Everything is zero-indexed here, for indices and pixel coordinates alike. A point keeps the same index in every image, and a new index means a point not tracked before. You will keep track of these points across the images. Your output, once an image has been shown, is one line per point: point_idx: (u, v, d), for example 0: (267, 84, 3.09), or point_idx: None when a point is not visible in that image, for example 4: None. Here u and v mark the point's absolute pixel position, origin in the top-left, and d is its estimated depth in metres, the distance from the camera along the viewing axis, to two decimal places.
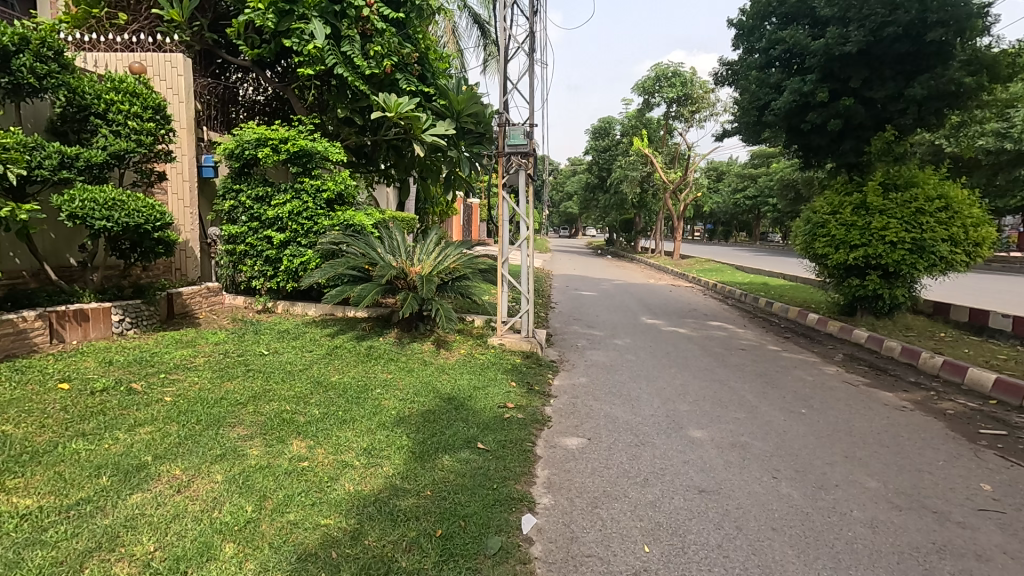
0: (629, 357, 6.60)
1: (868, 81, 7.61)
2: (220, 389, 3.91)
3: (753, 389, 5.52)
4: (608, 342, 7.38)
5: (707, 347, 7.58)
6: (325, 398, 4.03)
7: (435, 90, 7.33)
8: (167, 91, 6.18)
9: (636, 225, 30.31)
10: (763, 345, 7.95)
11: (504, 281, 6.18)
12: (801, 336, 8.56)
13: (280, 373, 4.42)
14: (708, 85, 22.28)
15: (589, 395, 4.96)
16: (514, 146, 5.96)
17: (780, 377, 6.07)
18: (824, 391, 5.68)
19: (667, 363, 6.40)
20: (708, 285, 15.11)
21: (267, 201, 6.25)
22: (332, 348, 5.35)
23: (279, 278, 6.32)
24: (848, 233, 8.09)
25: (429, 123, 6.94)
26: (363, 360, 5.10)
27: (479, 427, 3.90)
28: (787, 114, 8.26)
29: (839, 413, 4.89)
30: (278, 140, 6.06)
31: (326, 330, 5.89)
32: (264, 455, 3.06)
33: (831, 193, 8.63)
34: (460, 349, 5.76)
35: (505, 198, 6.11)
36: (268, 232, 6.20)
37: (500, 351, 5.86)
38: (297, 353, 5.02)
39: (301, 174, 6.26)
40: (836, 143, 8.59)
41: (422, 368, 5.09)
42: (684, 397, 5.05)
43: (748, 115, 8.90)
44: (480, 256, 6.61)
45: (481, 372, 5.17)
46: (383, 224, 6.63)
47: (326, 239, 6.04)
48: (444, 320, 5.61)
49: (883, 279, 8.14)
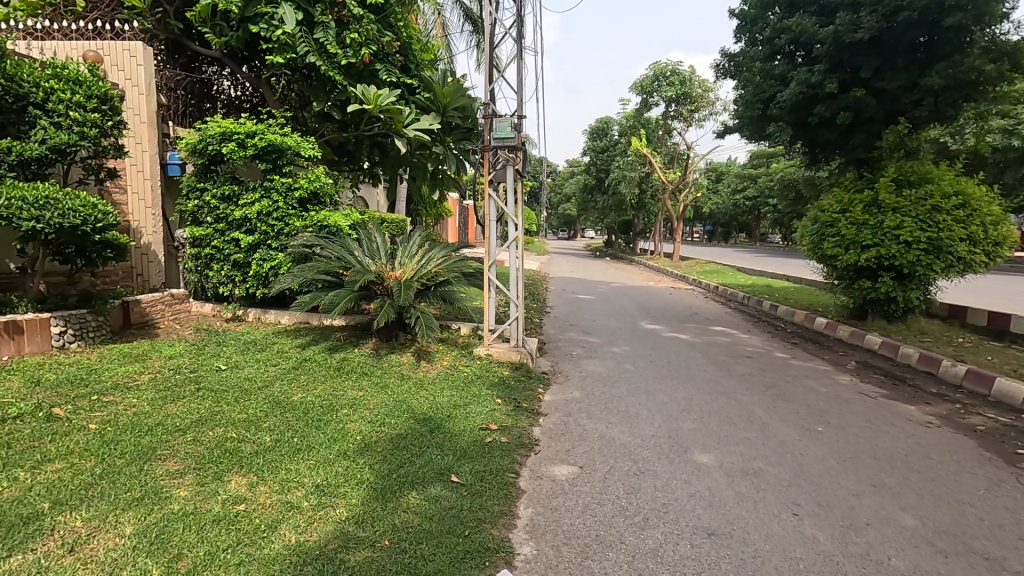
0: (628, 366, 6.12)
1: (880, 71, 7.16)
2: (161, 413, 3.43)
3: (763, 403, 5.04)
4: (605, 351, 6.90)
5: (711, 355, 7.10)
6: (282, 421, 3.56)
7: (419, 82, 6.87)
8: (126, 82, 5.72)
9: (635, 226, 29.82)
10: (770, 352, 7.47)
11: (492, 286, 5.70)
12: (810, 342, 8.09)
13: (235, 391, 3.94)
14: (707, 84, 21.87)
15: (583, 413, 4.48)
16: (502, 140, 5.42)
17: (791, 389, 5.59)
18: (840, 404, 5.20)
19: (668, 373, 5.92)
20: (709, 287, 14.65)
21: (234, 201, 5.77)
22: (301, 361, 4.86)
23: (248, 284, 5.84)
24: (860, 232, 7.63)
25: (412, 117, 6.49)
26: (333, 375, 4.62)
27: (456, 455, 3.42)
28: (793, 107, 7.81)
29: (860, 431, 4.42)
30: (246, 134, 5.58)
31: (298, 341, 5.40)
32: (191, 498, 2.57)
33: (840, 190, 8.17)
34: (442, 361, 5.28)
35: (492, 196, 5.62)
36: (235, 234, 5.70)
37: (486, 362, 5.37)
38: (260, 367, 4.54)
39: (271, 171, 5.79)
40: (845, 138, 8.13)
41: (398, 384, 4.61)
42: (688, 414, 4.57)
43: (752, 109, 8.45)
44: (466, 259, 6.14)
45: (464, 388, 4.69)
46: (361, 225, 6.17)
47: (297, 241, 5.57)
48: (424, 329, 5.16)
49: (896, 281, 7.68)
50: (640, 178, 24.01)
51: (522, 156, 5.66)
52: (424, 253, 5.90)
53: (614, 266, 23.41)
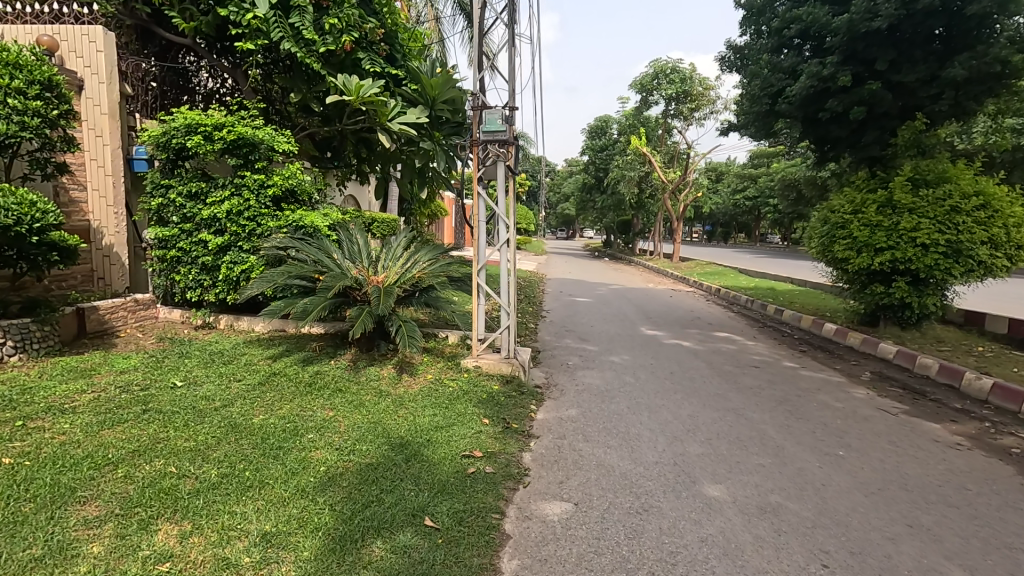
0: (628, 378, 5.69)
1: (896, 63, 6.75)
2: (94, 442, 2.99)
3: (775, 421, 4.62)
4: (604, 360, 6.47)
5: (717, 364, 6.67)
6: (235, 449, 3.12)
7: (406, 73, 6.47)
8: (84, 69, 5.27)
9: (634, 227, 29.41)
10: (779, 361, 7.05)
11: (481, 292, 5.26)
12: (819, 350, 7.67)
13: (187, 413, 3.49)
14: (708, 82, 21.42)
15: (579, 435, 4.05)
16: (492, 133, 5.01)
17: (804, 404, 5.17)
18: (859, 422, 4.78)
19: (672, 386, 5.49)
20: (710, 289, 14.24)
21: (202, 199, 5.32)
22: (270, 375, 4.43)
23: (217, 289, 5.40)
24: (873, 234, 7.22)
25: (397, 110, 6.09)
26: (303, 391, 4.18)
27: (433, 490, 2.99)
28: (803, 101, 7.39)
29: (885, 456, 3.99)
30: (213, 127, 5.13)
31: (269, 352, 4.97)
32: (106, 556, 2.14)
33: (851, 190, 7.74)
34: (426, 374, 4.84)
35: (481, 195, 5.17)
36: (203, 235, 5.25)
37: (474, 375, 4.94)
38: (221, 383, 4.11)
39: (242, 167, 5.33)
40: (857, 135, 7.71)
41: (375, 401, 4.18)
42: (695, 436, 4.14)
43: (760, 104, 7.99)
44: (454, 263, 5.72)
45: (447, 406, 4.25)
46: (341, 226, 5.75)
47: (269, 243, 5.13)
48: (405, 340, 4.73)
49: (911, 286, 7.27)
50: (639, 177, 23.59)
51: (514, 151, 5.20)
52: (409, 256, 5.49)
53: (612, 266, 22.99)
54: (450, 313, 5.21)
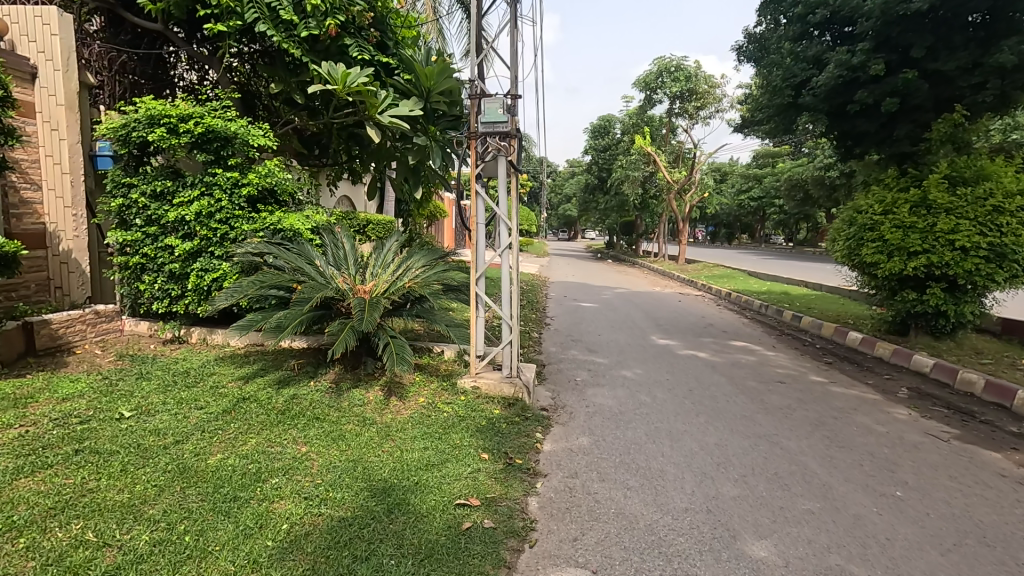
0: (644, 398, 5.12)
1: (932, 50, 6.20)
2: (1, 499, 2.43)
3: (815, 451, 4.05)
4: (615, 375, 5.90)
5: (739, 379, 6.10)
6: (179, 503, 2.57)
7: (398, 62, 5.92)
8: (37, 55, 4.74)
9: (638, 228, 28.85)
10: (804, 375, 6.48)
11: (479, 301, 4.68)
12: (847, 362, 7.09)
13: (128, 454, 2.94)
14: (714, 80, 20.69)
15: (592, 472, 3.49)
16: (492, 124, 4.43)
17: (843, 428, 4.61)
18: (909, 450, 4.21)
19: (693, 408, 4.92)
20: (720, 292, 13.67)
21: (168, 199, 4.76)
22: (238, 400, 3.87)
23: (187, 300, 4.85)
24: (905, 237, 6.65)
25: (388, 102, 5.54)
26: (274, 420, 3.62)
27: (418, 556, 2.42)
28: (829, 93, 6.83)
29: (950, 497, 3.43)
30: (179, 118, 4.57)
31: (241, 372, 4.40)
32: None
33: (880, 188, 7.17)
34: (418, 398, 4.29)
35: (479, 194, 4.60)
36: (170, 240, 4.69)
37: (473, 399, 4.38)
38: (179, 412, 3.55)
39: (213, 164, 4.77)
40: (887, 130, 7.15)
41: (357, 432, 3.63)
42: (726, 473, 3.58)
43: (781, 96, 7.38)
44: (450, 270, 5.16)
45: (440, 437, 3.70)
46: (325, 230, 5.21)
47: (243, 249, 4.59)
48: (394, 360, 4.19)
49: (947, 293, 6.71)
50: (643, 177, 23.02)
51: (516, 145, 4.64)
52: (400, 263, 5.00)
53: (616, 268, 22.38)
54: (445, 326, 4.65)
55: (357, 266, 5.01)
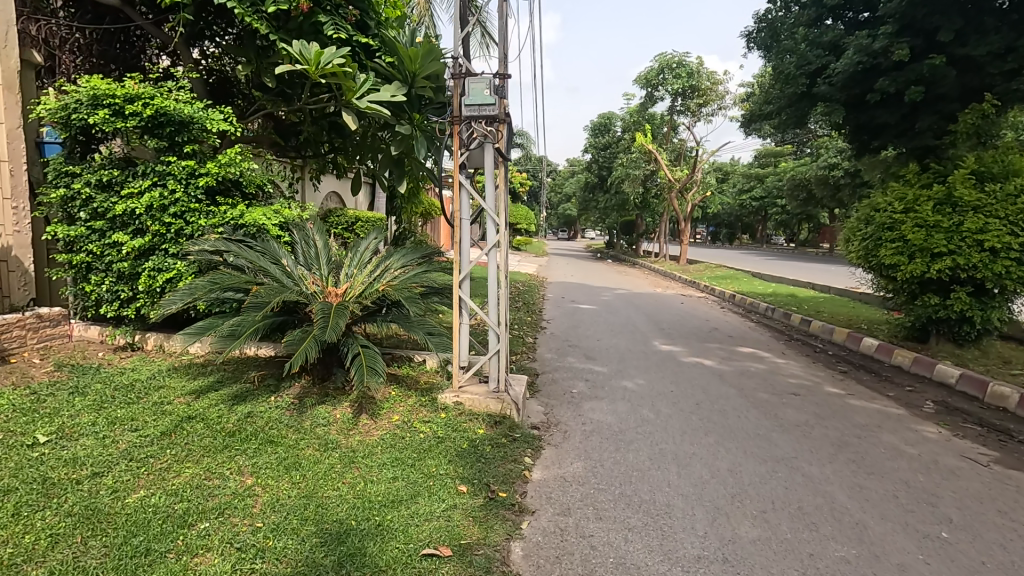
0: (646, 414, 4.62)
1: (961, 34, 5.70)
2: None
3: (842, 479, 3.56)
4: (615, 386, 5.40)
5: (749, 391, 5.60)
6: (74, 562, 2.07)
7: (380, 43, 5.43)
8: None
9: (638, 228, 28.35)
10: (819, 385, 5.99)
11: (462, 306, 4.18)
12: (864, 371, 6.60)
13: (28, 494, 2.44)
14: (717, 76, 20.25)
15: (588, 508, 3.00)
16: (476, 107, 3.93)
17: (869, 449, 4.12)
18: (948, 476, 3.72)
19: (701, 426, 4.43)
20: (724, 294, 13.18)
21: (116, 189, 4.26)
22: (183, 420, 3.37)
23: (137, 303, 4.36)
24: (928, 237, 6.17)
25: (367, 86, 5.06)
26: (220, 445, 3.12)
27: None
28: (847, 82, 6.32)
29: (1006, 538, 2.94)
30: (125, 100, 4.07)
31: (194, 385, 3.91)
32: None
33: (900, 185, 6.68)
34: (392, 417, 3.80)
35: (464, 186, 4.12)
36: (117, 236, 4.20)
37: (454, 416, 3.90)
38: (108, 436, 3.05)
39: (166, 151, 4.28)
40: (908, 122, 6.65)
41: (317, 460, 3.14)
42: (743, 509, 3.08)
43: (795, 85, 6.80)
44: (433, 271, 4.68)
45: (413, 465, 3.22)
46: (295, 226, 4.73)
47: (199, 246, 4.10)
48: (365, 374, 3.73)
49: (973, 297, 6.23)
50: (644, 176, 22.57)
51: (505, 132, 4.15)
52: (377, 264, 4.61)
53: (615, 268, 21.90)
54: (424, 335, 4.15)
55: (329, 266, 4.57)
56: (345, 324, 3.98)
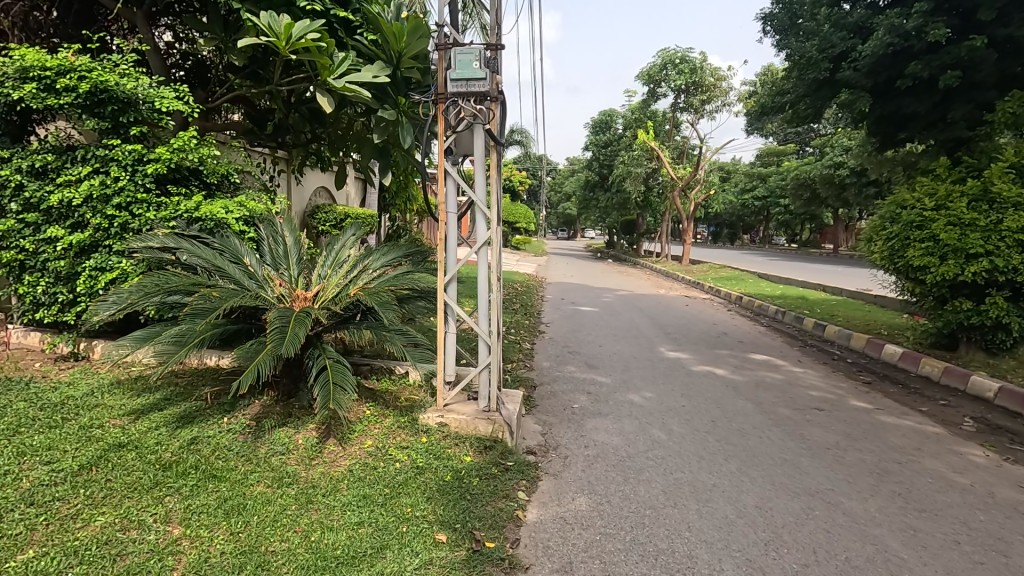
0: (657, 434, 4.09)
1: (1005, 13, 5.17)
2: None
3: (890, 520, 3.03)
4: (620, 401, 4.87)
5: (768, 405, 5.06)
6: None
7: (361, 18, 4.91)
8: None
9: (639, 227, 27.79)
10: (843, 399, 5.47)
11: (449, 313, 3.61)
12: (889, 382, 6.08)
13: None
14: (721, 72, 19.69)
15: (594, 562, 2.48)
16: (465, 82, 3.39)
17: (914, 479, 3.60)
18: (1013, 514, 3.19)
19: (719, 449, 3.90)
20: (730, 296, 12.65)
21: (52, 177, 3.73)
22: (110, 449, 2.83)
23: (76, 306, 3.82)
24: (963, 236, 5.65)
25: (345, 65, 4.55)
26: (149, 483, 2.59)
27: None
28: (876, 66, 5.79)
29: None
30: (59, 73, 3.54)
31: (136, 404, 3.37)
32: None
33: (930, 180, 6.16)
34: (364, 442, 3.28)
35: (450, 173, 3.59)
36: (52, 230, 3.66)
37: (437, 441, 3.37)
38: (10, 474, 2.51)
39: (110, 133, 3.76)
40: (938, 112, 6.13)
41: (267, 500, 2.60)
42: (782, 563, 2.55)
43: (817, 71, 6.19)
44: (416, 271, 4.13)
45: (385, 505, 2.69)
46: (263, 221, 4.22)
47: (143, 243, 3.56)
48: (325, 396, 3.15)
49: (1010, 302, 5.71)
50: (646, 174, 22.05)
51: (499, 113, 3.59)
52: (354, 264, 4.20)
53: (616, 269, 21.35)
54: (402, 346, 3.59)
55: (299, 265, 4.19)
56: (310, 331, 3.46)
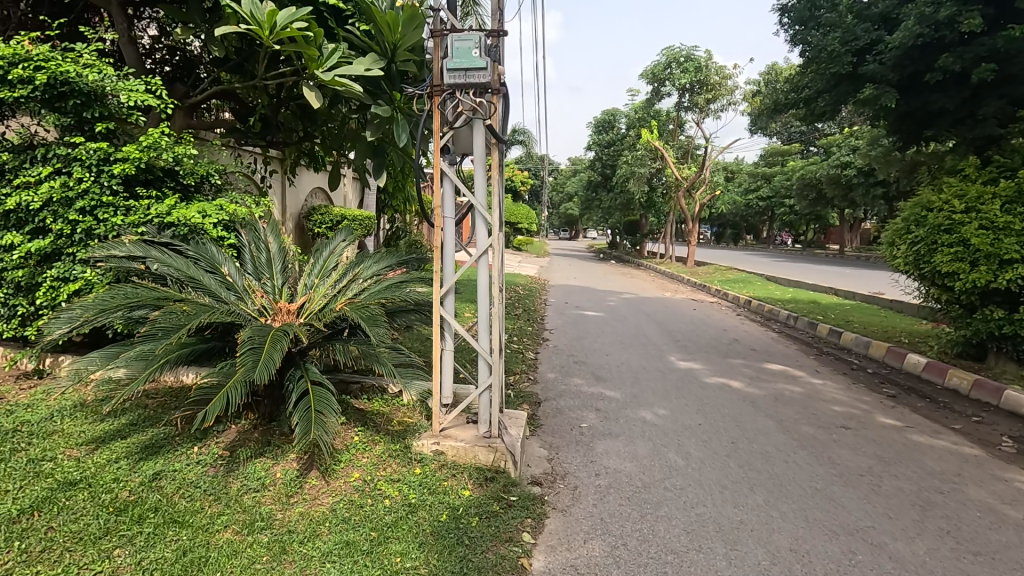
0: (674, 459, 3.75)
1: None
2: None
3: (944, 567, 2.68)
4: (632, 419, 4.52)
5: (790, 423, 4.71)
6: None
7: (352, 6, 4.57)
8: None
9: (642, 228, 27.41)
10: (869, 414, 5.11)
11: (447, 329, 3.28)
12: (916, 396, 5.72)
13: None
14: (726, 70, 19.30)
15: None
16: (463, 72, 3.05)
17: (961, 513, 3.24)
18: None
19: (743, 476, 3.56)
20: (738, 300, 12.30)
21: (10, 177, 3.41)
22: (59, 488, 2.49)
23: (35, 319, 3.48)
24: (996, 241, 5.35)
25: (335, 57, 4.22)
26: (97, 531, 2.25)
27: None
28: (903, 60, 5.44)
29: None
30: (13, 63, 3.21)
31: (98, 430, 3.04)
32: None
33: (958, 181, 5.81)
34: (351, 475, 2.93)
35: (448, 175, 3.23)
36: (9, 236, 3.33)
37: (433, 473, 3.03)
38: None
39: (73, 130, 3.45)
40: (968, 109, 5.77)
41: (233, 550, 2.25)
42: None
43: (839, 65, 5.83)
44: (410, 280, 3.77)
45: (371, 554, 2.34)
46: (245, 225, 3.89)
47: (107, 250, 3.24)
48: (302, 425, 2.78)
49: None
50: (649, 174, 21.68)
51: (502, 107, 3.23)
52: (344, 273, 3.89)
53: (620, 270, 20.97)
54: (393, 365, 3.18)
55: (283, 274, 3.89)
56: (291, 349, 3.10)
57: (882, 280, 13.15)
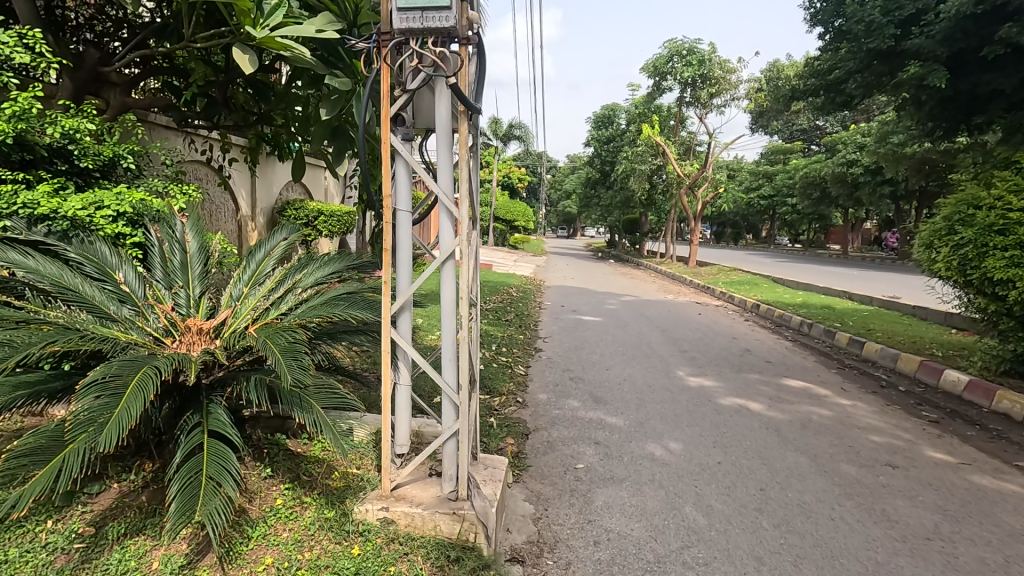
0: (692, 517, 2.97)
1: None
2: None
3: None
4: (637, 456, 3.74)
5: (826, 460, 3.93)
6: None
7: None
8: None
9: (641, 227, 26.63)
10: (914, 447, 4.34)
11: (405, 357, 2.49)
12: (963, 423, 4.95)
13: None
14: (730, 64, 18.52)
15: None
16: (419, 13, 2.24)
17: None
18: None
19: (783, 543, 2.79)
20: (745, 304, 11.52)
21: None
22: None
23: None
24: None
25: (281, 14, 3.44)
26: None
27: None
28: (958, 31, 4.67)
29: None
30: None
31: None
32: None
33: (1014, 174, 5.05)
34: (261, 561, 2.14)
35: (403, 152, 2.42)
36: None
37: (377, 556, 2.24)
38: None
39: None
40: None
41: None
42: None
43: (879, 39, 5.08)
44: (361, 291, 3.00)
45: None
46: (157, 221, 3.13)
47: None
48: (184, 500, 1.93)
49: None
50: (649, 172, 20.89)
51: (473, 66, 2.45)
52: (280, 280, 3.15)
53: (619, 270, 20.23)
54: (321, 409, 2.34)
55: (204, 281, 3.15)
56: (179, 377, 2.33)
57: (897, 284, 12.35)
